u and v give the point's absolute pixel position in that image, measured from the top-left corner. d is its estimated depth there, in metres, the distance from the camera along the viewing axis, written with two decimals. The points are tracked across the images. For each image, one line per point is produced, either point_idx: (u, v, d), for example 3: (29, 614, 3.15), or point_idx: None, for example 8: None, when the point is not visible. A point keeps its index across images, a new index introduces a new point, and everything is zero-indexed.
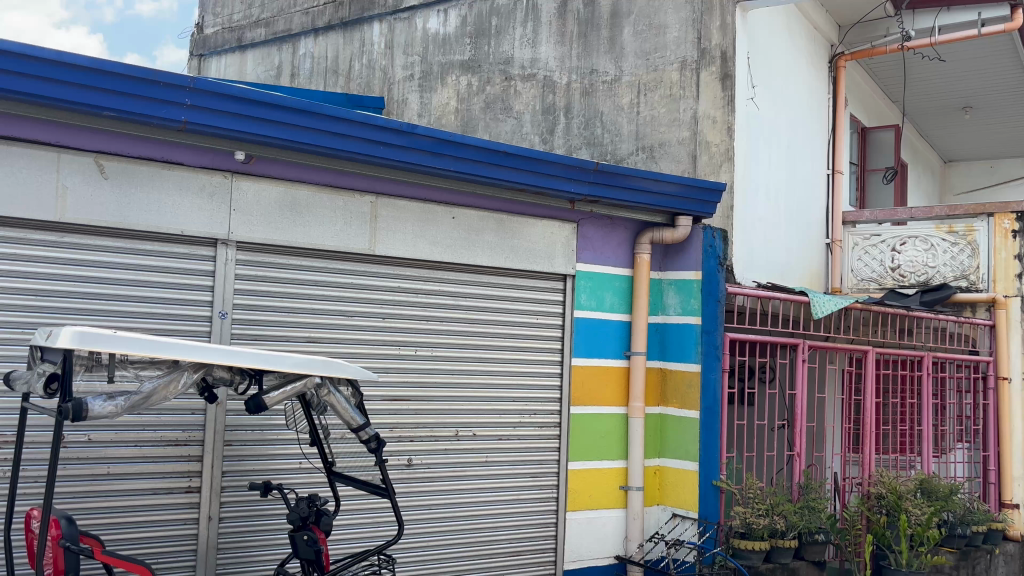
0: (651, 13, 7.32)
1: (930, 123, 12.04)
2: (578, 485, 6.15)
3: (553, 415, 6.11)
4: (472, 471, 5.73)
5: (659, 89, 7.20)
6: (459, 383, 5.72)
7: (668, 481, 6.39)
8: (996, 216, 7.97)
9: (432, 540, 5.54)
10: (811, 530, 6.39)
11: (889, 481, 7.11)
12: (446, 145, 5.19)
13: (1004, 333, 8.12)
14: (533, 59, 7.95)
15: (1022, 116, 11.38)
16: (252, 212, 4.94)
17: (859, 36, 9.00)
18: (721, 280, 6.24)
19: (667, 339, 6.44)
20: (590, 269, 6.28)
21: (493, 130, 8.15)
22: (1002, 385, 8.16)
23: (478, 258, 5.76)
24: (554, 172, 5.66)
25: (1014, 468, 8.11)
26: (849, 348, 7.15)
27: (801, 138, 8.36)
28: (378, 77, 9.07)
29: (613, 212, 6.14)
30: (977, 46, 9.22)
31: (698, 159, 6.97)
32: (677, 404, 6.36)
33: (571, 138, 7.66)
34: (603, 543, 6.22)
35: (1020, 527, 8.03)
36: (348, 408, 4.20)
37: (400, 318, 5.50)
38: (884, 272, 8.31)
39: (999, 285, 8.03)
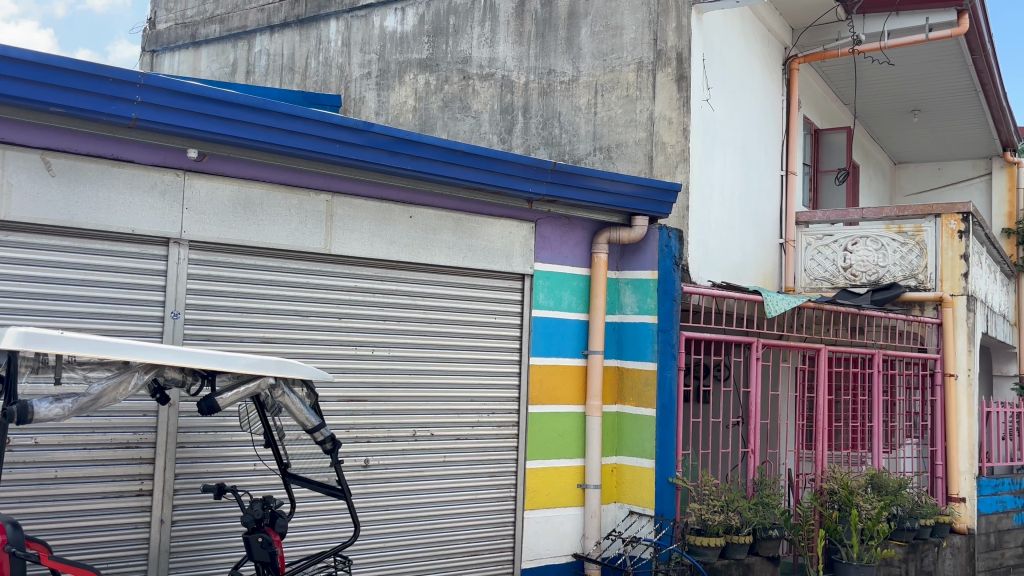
0: (609, 14, 7.36)
1: (880, 125, 12.27)
2: (535, 485, 6.16)
3: (511, 415, 6.11)
4: (430, 471, 5.72)
5: (616, 90, 7.24)
6: (417, 383, 5.70)
7: (625, 479, 6.43)
8: (943, 217, 8.18)
9: (390, 541, 5.51)
10: (765, 526, 6.49)
11: (840, 476, 7.26)
12: (403, 144, 5.16)
13: (951, 331, 8.29)
14: (491, 59, 7.95)
15: (968, 120, 11.66)
16: (205, 211, 4.87)
17: (812, 40, 9.15)
18: (677, 279, 6.33)
19: (623, 338, 6.49)
20: (548, 268, 6.29)
21: (451, 130, 8.14)
22: (948, 383, 8.34)
23: (436, 258, 5.74)
24: (512, 171, 5.66)
25: (960, 463, 8.28)
26: (802, 346, 7.26)
27: (756, 139, 8.49)
28: (334, 75, 9.00)
29: (571, 212, 6.16)
30: (925, 50, 9.41)
31: (655, 160, 7.02)
32: (634, 401, 6.41)
33: (530, 138, 7.68)
34: (561, 541, 6.24)
35: (965, 520, 8.21)
36: (303, 408, 4.18)
37: (357, 318, 5.46)
38: (836, 271, 8.46)
39: (946, 284, 8.25)
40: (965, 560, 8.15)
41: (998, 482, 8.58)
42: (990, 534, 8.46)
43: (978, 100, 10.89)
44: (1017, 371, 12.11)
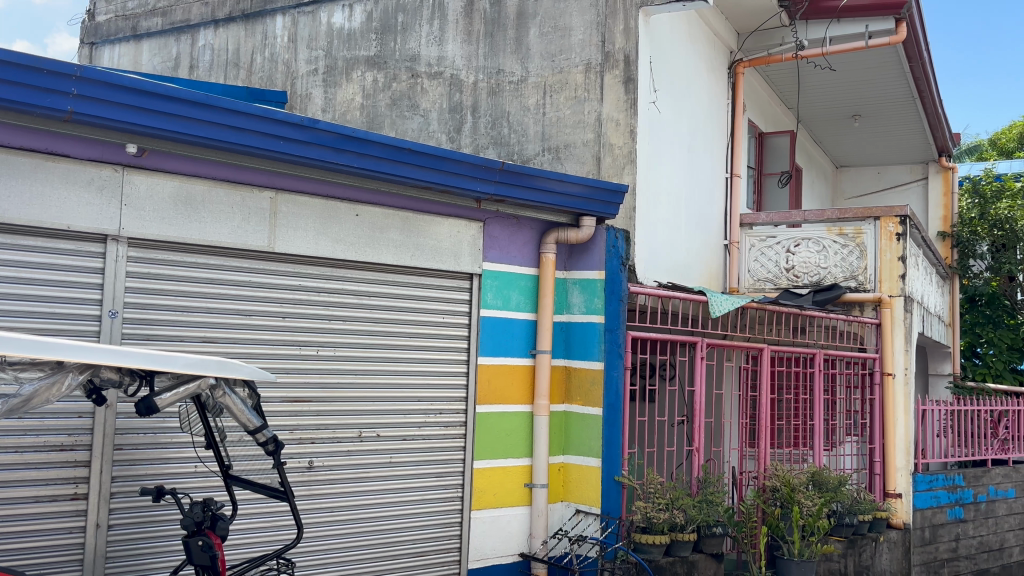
0: (557, 15, 7.39)
1: (822, 129, 12.53)
2: (482, 484, 6.14)
3: (458, 415, 6.09)
4: (376, 471, 5.67)
5: (564, 90, 7.28)
6: (362, 383, 5.65)
7: (572, 478, 6.47)
8: (882, 220, 8.40)
9: (335, 543, 5.45)
10: (709, 523, 6.56)
11: (783, 474, 7.42)
12: (349, 141, 5.11)
13: (889, 330, 8.47)
14: (439, 57, 7.92)
15: (906, 125, 11.95)
16: (144, 207, 4.75)
17: (757, 44, 9.30)
18: (623, 279, 6.38)
19: (571, 338, 6.52)
20: (496, 268, 6.28)
21: (399, 127, 8.09)
22: (886, 381, 8.51)
23: (382, 257, 5.69)
24: (460, 170, 5.63)
25: (897, 460, 8.45)
26: (746, 346, 7.37)
27: (702, 142, 8.60)
28: (280, 71, 8.87)
29: (518, 212, 6.16)
30: (865, 57, 9.63)
31: (602, 160, 7.06)
32: (580, 400, 6.44)
33: (478, 137, 7.67)
34: (508, 541, 6.23)
35: (901, 515, 8.41)
36: (244, 409, 4.12)
37: (301, 318, 5.39)
38: (779, 272, 8.65)
39: (885, 285, 8.44)
40: (901, 555, 8.32)
41: (932, 478, 8.77)
42: (926, 529, 8.64)
43: (915, 106, 11.20)
44: (951, 370, 12.52)
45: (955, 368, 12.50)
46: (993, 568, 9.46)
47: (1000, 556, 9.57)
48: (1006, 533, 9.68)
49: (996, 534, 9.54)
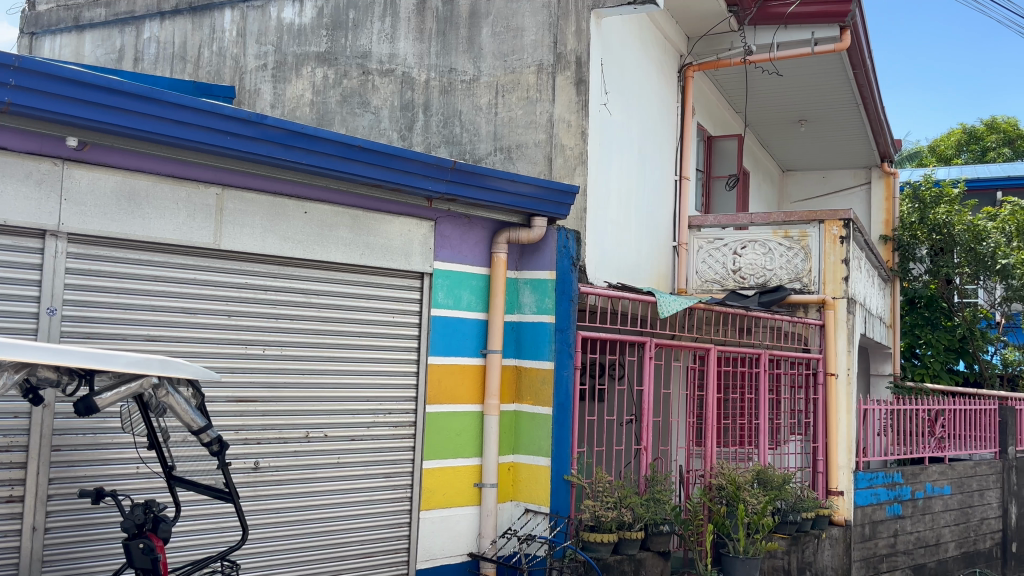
0: (509, 15, 7.39)
1: (769, 133, 12.76)
2: (431, 483, 6.10)
3: (408, 414, 6.04)
4: (324, 473, 5.61)
5: (516, 91, 7.29)
6: (311, 382, 5.59)
7: (521, 477, 6.48)
8: (826, 224, 8.58)
9: (280, 545, 5.38)
10: (656, 521, 6.62)
11: (728, 473, 7.55)
12: (298, 138, 5.05)
13: (832, 331, 8.66)
14: (391, 55, 7.87)
15: (850, 131, 12.21)
16: (84, 202, 4.63)
17: (706, 48, 9.45)
18: (574, 280, 6.40)
19: (521, 338, 6.53)
20: (447, 267, 6.26)
21: (350, 125, 8.03)
22: (829, 381, 8.73)
23: (331, 254, 5.63)
24: (411, 169, 5.60)
25: (839, 458, 8.67)
26: (694, 346, 7.49)
27: (652, 144, 8.70)
28: (228, 65, 8.73)
29: (470, 212, 6.15)
30: (810, 63, 9.81)
31: (554, 161, 7.09)
32: (531, 400, 6.46)
33: (430, 136, 7.63)
34: (457, 541, 6.20)
35: (842, 512, 8.64)
36: (189, 409, 4.03)
37: (247, 316, 5.31)
38: (726, 274, 8.80)
39: (828, 288, 8.62)
40: (842, 551, 8.50)
41: (873, 476, 8.98)
42: (866, 525, 8.85)
43: (858, 113, 11.46)
44: (891, 371, 12.83)
45: (895, 368, 12.84)
46: (929, 563, 9.72)
47: (936, 551, 9.84)
48: (942, 528, 9.97)
49: (932, 530, 9.80)
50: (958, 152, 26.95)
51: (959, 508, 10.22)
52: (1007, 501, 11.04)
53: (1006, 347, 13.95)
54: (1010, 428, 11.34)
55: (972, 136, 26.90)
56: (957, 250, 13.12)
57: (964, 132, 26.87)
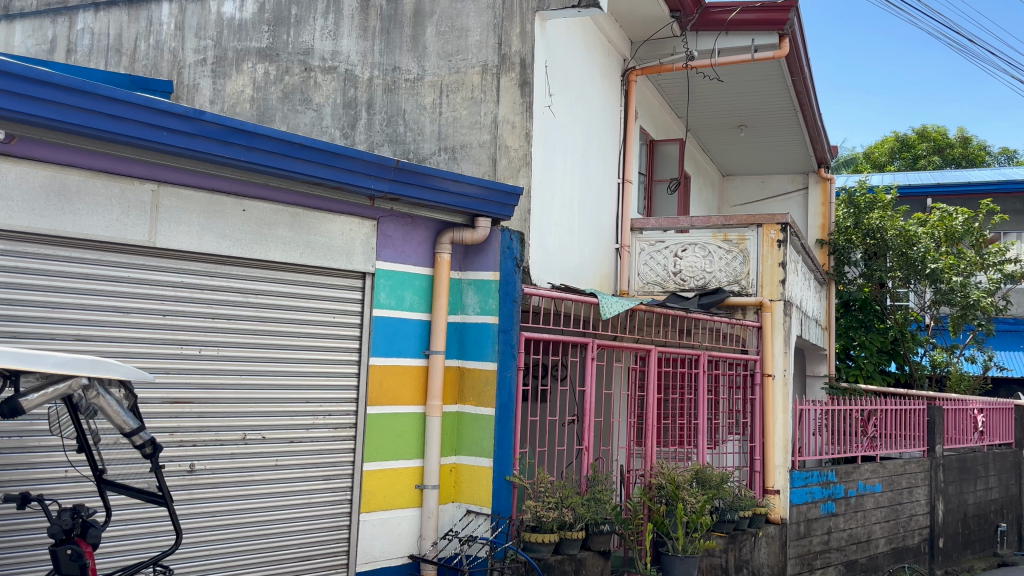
0: (453, 15, 7.38)
1: (710, 138, 12.96)
2: (372, 485, 6.03)
3: (348, 415, 5.99)
4: (262, 475, 5.53)
5: (460, 91, 7.28)
6: (248, 383, 5.50)
7: (463, 479, 6.45)
8: (764, 227, 8.79)
9: (216, 548, 5.28)
10: (597, 521, 6.67)
11: (667, 472, 7.64)
12: (236, 134, 4.94)
13: (770, 333, 8.81)
14: (334, 52, 7.80)
15: (787, 137, 12.45)
16: (12, 196, 4.49)
17: (649, 53, 9.58)
18: (518, 280, 6.41)
19: (465, 338, 6.51)
20: (390, 267, 6.20)
21: (291, 122, 7.92)
22: (766, 382, 8.86)
23: (271, 253, 5.54)
24: (353, 167, 5.53)
25: (775, 458, 8.81)
26: (635, 347, 7.58)
27: (595, 146, 8.78)
28: (165, 59, 8.54)
29: (413, 212, 6.11)
30: (749, 69, 10.00)
31: (498, 163, 7.09)
32: (473, 401, 6.44)
33: (373, 134, 7.58)
34: (397, 543, 6.14)
35: (778, 511, 8.78)
36: (120, 410, 3.93)
37: (182, 316, 5.19)
38: (667, 276, 9.06)
39: (765, 290, 8.77)
40: (778, 549, 8.66)
41: (808, 475, 9.17)
42: (801, 523, 9.04)
43: (796, 119, 11.70)
44: (827, 372, 13.11)
45: (830, 368, 13.13)
46: (860, 559, 9.98)
47: (867, 547, 10.11)
48: (873, 525, 10.24)
49: (863, 527, 10.06)
50: (891, 159, 27.71)
51: (889, 505, 10.52)
52: (934, 497, 11.39)
53: (934, 348, 14.40)
54: (937, 426, 11.68)
55: (905, 143, 27.70)
56: (890, 255, 13.63)
57: (896, 139, 27.64)
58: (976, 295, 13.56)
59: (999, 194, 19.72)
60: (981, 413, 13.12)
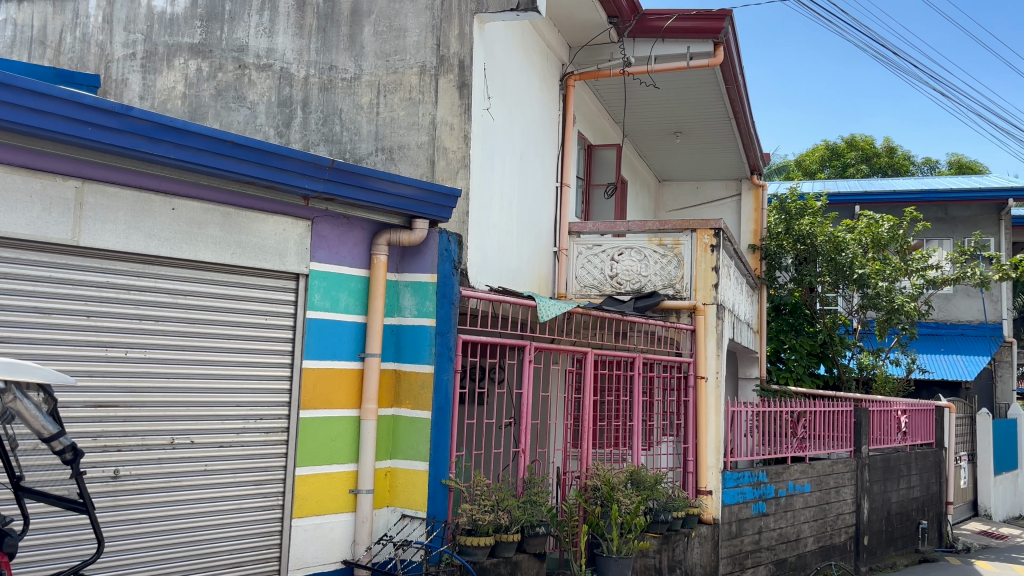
0: (391, 15, 7.32)
1: (647, 144, 13.14)
2: (305, 491, 5.93)
3: (281, 420, 5.87)
4: (191, 481, 5.39)
5: (398, 91, 7.22)
6: (177, 386, 5.36)
7: (398, 483, 6.38)
8: (698, 232, 8.96)
9: (142, 556, 5.15)
10: (532, 523, 6.67)
11: (603, 473, 7.71)
12: (166, 131, 4.81)
13: (702, 336, 8.95)
14: (269, 49, 7.67)
15: (721, 144, 12.68)
16: None
17: (587, 59, 9.67)
18: (455, 283, 6.38)
19: (401, 341, 6.45)
20: (324, 268, 6.10)
21: (224, 119, 7.75)
22: (699, 385, 8.97)
23: (201, 254, 5.40)
24: (287, 166, 5.43)
25: (708, 458, 8.90)
26: (571, 350, 7.60)
27: (533, 150, 8.82)
28: (93, 53, 8.27)
29: (348, 212, 6.03)
30: (685, 77, 10.16)
31: (436, 164, 7.04)
32: (409, 404, 6.38)
33: (309, 134, 7.48)
34: (330, 549, 6.04)
35: (711, 511, 8.87)
36: (38, 415, 3.77)
37: (108, 317, 5.04)
38: (603, 279, 9.26)
39: (699, 294, 8.93)
40: (710, 549, 8.76)
41: (739, 475, 9.33)
42: (732, 523, 9.19)
43: (730, 127, 11.93)
44: (758, 374, 13.38)
45: (761, 370, 13.40)
46: (790, 558, 10.21)
47: (796, 546, 10.35)
48: (801, 524, 10.47)
49: (793, 526, 10.28)
50: (822, 167, 28.55)
51: (817, 505, 10.78)
52: (860, 496, 11.72)
53: (861, 351, 14.78)
54: (864, 427, 11.97)
55: (834, 152, 28.57)
56: (819, 260, 14.08)
57: (827, 148, 28.49)
58: (900, 299, 13.96)
59: (922, 203, 20.38)
60: (904, 414, 13.55)
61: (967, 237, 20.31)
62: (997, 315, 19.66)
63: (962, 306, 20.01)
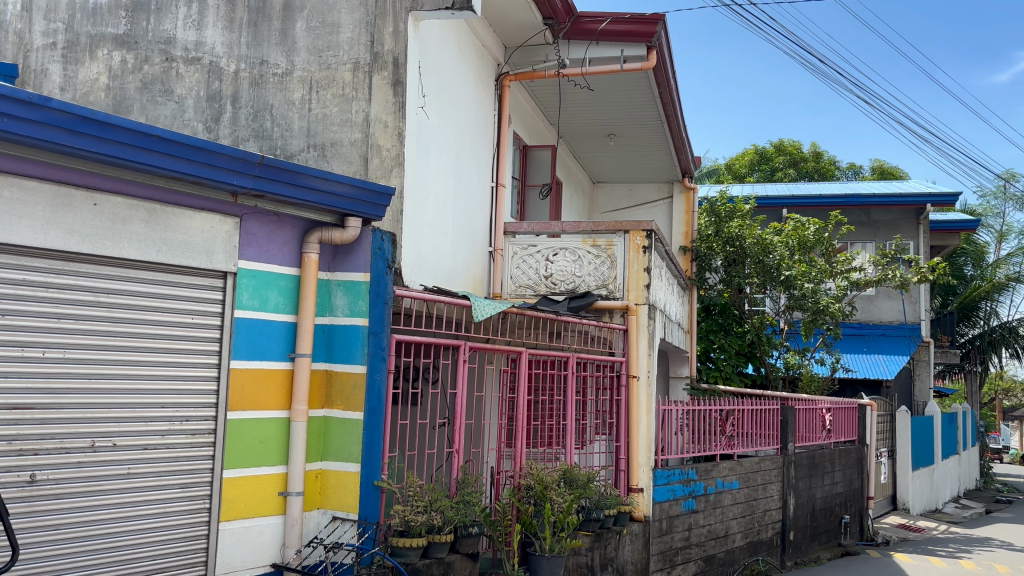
0: (325, 10, 7.24)
1: (583, 146, 13.27)
2: (232, 493, 5.80)
3: (208, 422, 5.75)
4: (113, 484, 5.23)
5: (331, 87, 7.13)
6: (98, 388, 5.19)
7: (329, 485, 6.28)
8: (631, 234, 9.08)
9: (59, 563, 4.97)
10: (465, 523, 6.63)
11: (536, 473, 7.72)
12: (88, 124, 4.65)
13: (635, 336, 9.04)
14: (197, 42, 7.50)
15: (654, 146, 12.86)
16: None
17: (523, 59, 9.71)
18: (388, 282, 6.31)
19: (333, 341, 6.35)
20: (253, 266, 5.98)
21: (150, 113, 7.52)
22: (631, 383, 9.05)
23: (124, 250, 5.24)
24: (216, 162, 5.31)
25: (640, 457, 9.01)
26: (506, 350, 7.60)
27: (469, 149, 8.83)
28: (10, 41, 7.93)
29: (279, 209, 5.92)
30: (618, 79, 10.28)
31: (370, 162, 6.98)
32: (341, 405, 6.29)
33: (238, 129, 7.32)
34: (259, 552, 5.91)
35: (642, 508, 8.95)
36: None
37: (23, 316, 4.87)
38: (539, 280, 9.31)
39: (632, 294, 9.03)
40: (641, 546, 8.85)
41: (670, 473, 9.46)
42: (662, 520, 9.31)
43: (663, 130, 12.10)
44: (688, 373, 13.61)
45: (692, 370, 13.62)
46: (718, 554, 10.39)
47: (724, 542, 10.54)
48: (730, 520, 10.68)
49: (721, 522, 10.48)
50: (751, 171, 29.22)
51: (744, 501, 11.01)
52: (786, 492, 12.01)
53: (788, 351, 15.15)
54: (790, 425, 12.26)
55: (763, 156, 29.24)
56: (748, 262, 14.41)
57: (756, 152, 29.16)
58: (825, 300, 14.37)
59: (846, 207, 21.00)
60: (829, 412, 13.93)
61: (888, 240, 21.02)
62: (916, 316, 20.39)
63: (883, 307, 20.68)
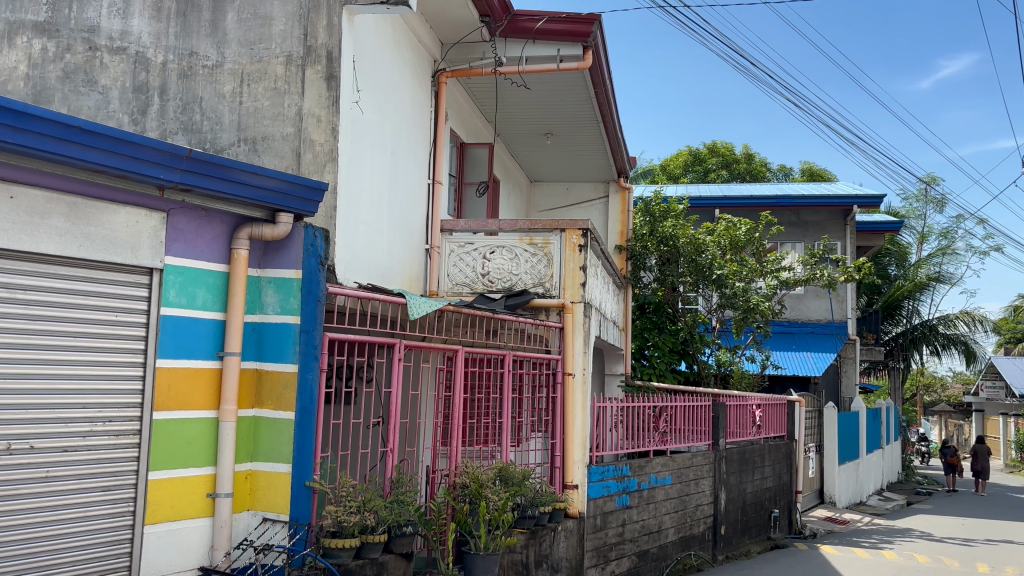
0: (257, 3, 7.12)
1: (521, 146, 13.33)
2: (159, 495, 5.64)
3: (132, 422, 5.57)
4: (30, 488, 5.05)
5: (263, 81, 6.98)
6: (13, 388, 5.00)
7: (259, 485, 6.18)
8: (566, 232, 9.14)
9: None
10: (399, 523, 6.49)
11: (471, 471, 7.69)
12: (4, 113, 4.47)
13: (571, 334, 9.08)
14: (123, 32, 7.25)
15: (590, 146, 12.97)
16: None
17: (459, 56, 9.70)
18: (321, 279, 6.20)
19: (263, 338, 6.23)
20: (180, 263, 5.81)
21: (72, 104, 7.21)
22: (567, 381, 9.05)
23: (42, 245, 5.05)
24: (141, 155, 5.16)
25: (574, 453, 9.04)
26: (442, 348, 7.56)
27: (405, 145, 8.77)
28: None
29: (208, 204, 5.79)
30: (554, 79, 10.34)
31: (302, 157, 6.86)
32: (271, 404, 6.17)
33: (166, 122, 7.09)
34: (185, 555, 5.74)
35: (576, 505, 8.98)
36: None
37: None
38: (476, 278, 9.34)
39: (567, 292, 9.07)
40: (575, 542, 8.90)
41: (603, 470, 9.55)
42: (597, 516, 9.38)
43: (599, 130, 12.21)
44: (623, 370, 13.77)
45: (626, 367, 13.78)
46: (651, 549, 10.53)
47: (657, 537, 10.69)
48: (662, 516, 10.82)
49: (655, 517, 10.63)
50: (685, 171, 29.72)
51: (677, 496, 11.17)
52: (717, 487, 12.21)
53: (719, 349, 15.44)
54: (722, 421, 12.49)
55: (697, 158, 29.80)
56: (681, 261, 14.62)
57: (690, 153, 29.70)
58: (755, 299, 14.69)
59: (777, 207, 21.51)
60: (759, 408, 14.23)
61: (816, 240, 21.60)
62: (842, 315, 20.98)
63: (812, 306, 21.22)
